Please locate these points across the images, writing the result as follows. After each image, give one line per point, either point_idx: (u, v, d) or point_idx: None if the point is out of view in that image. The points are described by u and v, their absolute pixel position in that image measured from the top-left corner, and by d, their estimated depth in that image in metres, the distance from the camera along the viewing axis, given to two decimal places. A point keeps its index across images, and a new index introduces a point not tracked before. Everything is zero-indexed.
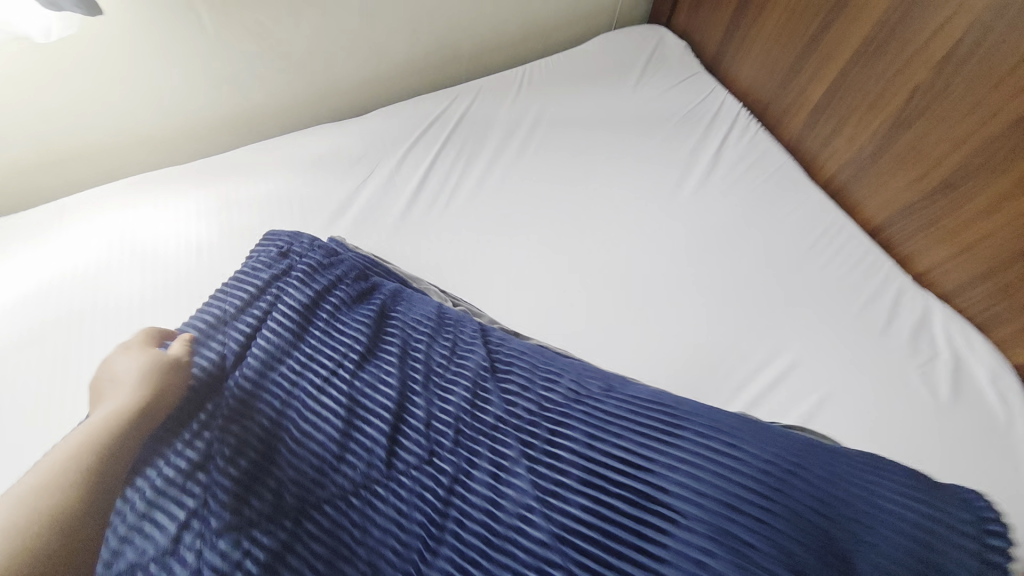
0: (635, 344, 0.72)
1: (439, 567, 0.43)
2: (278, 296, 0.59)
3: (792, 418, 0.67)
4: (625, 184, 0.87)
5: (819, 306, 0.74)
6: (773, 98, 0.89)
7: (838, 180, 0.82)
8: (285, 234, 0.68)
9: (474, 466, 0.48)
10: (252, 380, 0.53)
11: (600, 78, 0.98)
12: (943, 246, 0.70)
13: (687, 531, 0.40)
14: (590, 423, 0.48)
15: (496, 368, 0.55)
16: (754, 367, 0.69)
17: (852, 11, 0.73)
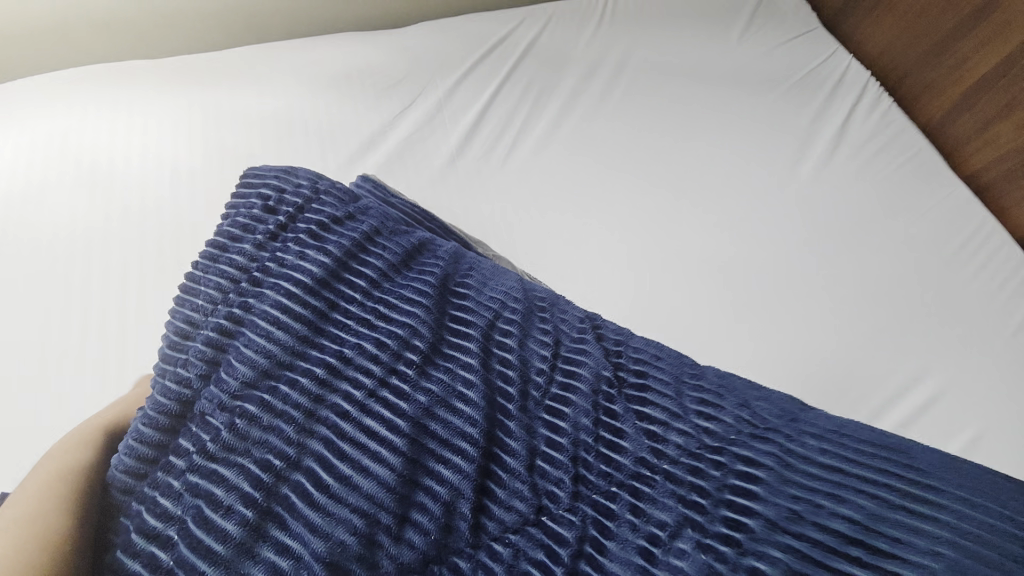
0: (748, 353, 0.55)
1: None
2: (283, 254, 0.38)
3: None
4: (740, 152, 0.68)
5: (969, 321, 0.58)
6: (913, 69, 0.74)
7: (984, 178, 0.67)
8: (279, 169, 0.43)
9: (609, 537, 0.31)
10: (251, 385, 0.33)
11: (705, 18, 0.78)
12: None
13: None
14: (784, 476, 0.31)
15: (622, 383, 0.37)
16: (906, 402, 0.53)
17: None
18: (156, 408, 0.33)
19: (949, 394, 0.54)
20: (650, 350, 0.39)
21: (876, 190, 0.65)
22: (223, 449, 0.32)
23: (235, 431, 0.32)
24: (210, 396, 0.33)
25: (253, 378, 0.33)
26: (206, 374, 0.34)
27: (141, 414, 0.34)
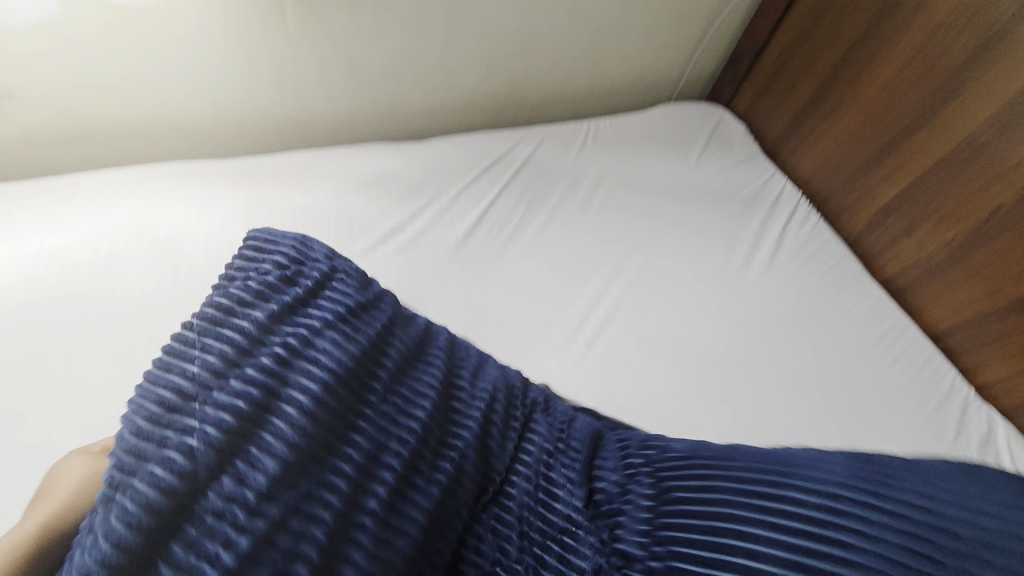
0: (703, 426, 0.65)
1: None
2: (312, 342, 0.41)
3: None
4: (697, 254, 0.82)
5: (889, 402, 0.69)
6: (835, 192, 0.90)
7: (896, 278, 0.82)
8: (291, 241, 0.48)
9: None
10: (282, 484, 0.35)
11: (669, 144, 0.97)
12: (1007, 363, 0.71)
13: None
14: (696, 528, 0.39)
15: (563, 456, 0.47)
16: None
17: (936, 125, 0.76)
18: (148, 482, 0.32)
19: None
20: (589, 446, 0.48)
21: (809, 290, 0.78)
22: (247, 559, 0.32)
23: (262, 535, 0.33)
24: (229, 491, 0.33)
25: (284, 475, 0.35)
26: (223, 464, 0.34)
27: (133, 510, 0.31)
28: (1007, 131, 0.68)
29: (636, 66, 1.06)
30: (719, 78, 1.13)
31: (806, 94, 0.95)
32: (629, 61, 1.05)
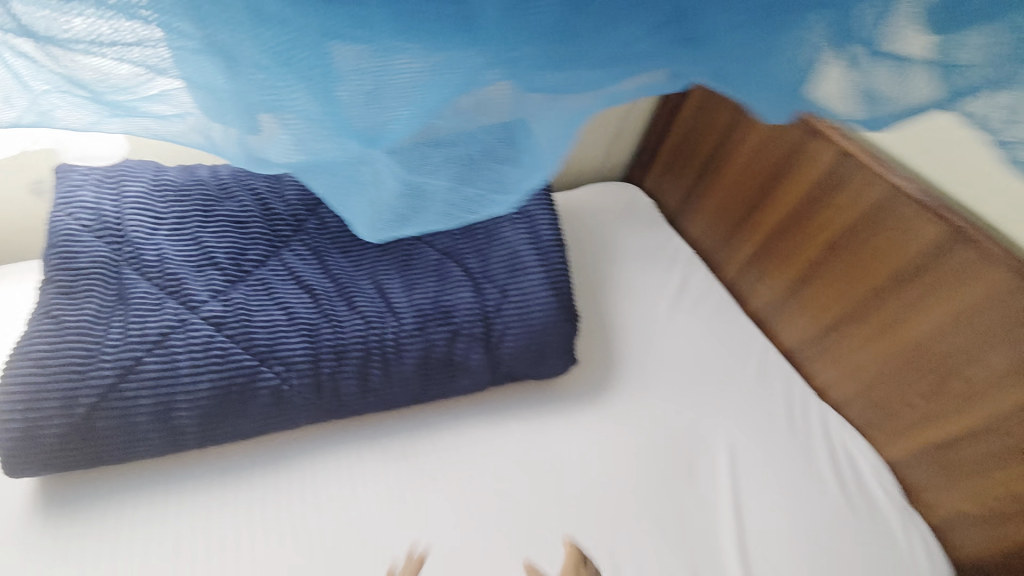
0: (629, 420, 0.95)
1: (329, 360, 0.78)
2: (62, 250, 0.74)
3: (727, 488, 0.89)
4: (620, 303, 1.15)
5: (737, 400, 0.99)
6: (714, 250, 1.22)
7: (716, 258, 1.22)
8: (78, 195, 0.78)
9: (322, 348, 0.78)
10: (73, 324, 0.70)
11: (600, 216, 1.31)
12: (833, 368, 0.98)
13: (427, 267, 0.88)
14: (400, 292, 0.85)
15: (404, 283, 0.86)
16: (715, 444, 0.93)
17: (769, 201, 1.05)
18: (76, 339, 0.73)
19: (739, 444, 0.93)
20: (190, 246, 0.80)
21: (706, 328, 1.10)
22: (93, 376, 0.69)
23: (129, 367, 0.70)
24: (48, 342, 0.68)
25: (97, 323, 0.71)
26: (51, 326, 0.69)
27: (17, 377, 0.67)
28: (815, 200, 0.96)
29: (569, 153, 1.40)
30: (630, 164, 1.46)
31: (691, 177, 1.26)
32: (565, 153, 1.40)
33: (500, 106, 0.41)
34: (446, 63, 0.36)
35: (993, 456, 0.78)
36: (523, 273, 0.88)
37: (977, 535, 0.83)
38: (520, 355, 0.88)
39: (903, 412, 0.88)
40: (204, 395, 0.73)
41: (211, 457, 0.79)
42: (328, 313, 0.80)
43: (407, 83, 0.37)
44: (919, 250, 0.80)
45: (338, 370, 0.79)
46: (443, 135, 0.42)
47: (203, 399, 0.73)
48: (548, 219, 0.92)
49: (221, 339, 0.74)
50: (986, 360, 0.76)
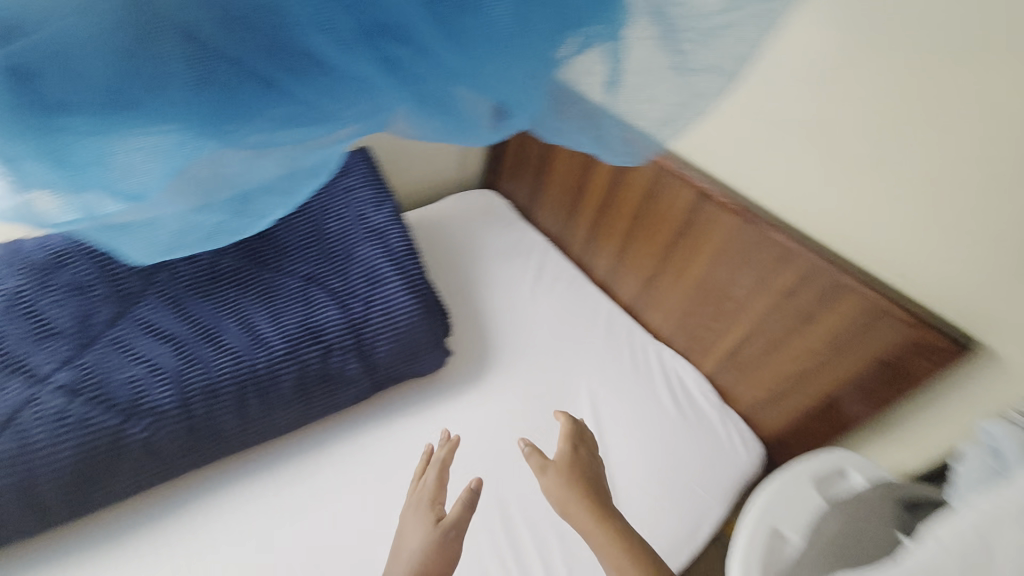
0: (505, 395, 1.11)
1: (202, 402, 0.81)
2: None
3: (590, 427, 1.07)
4: (488, 294, 1.30)
5: (591, 356, 1.19)
6: (562, 234, 1.44)
7: (566, 241, 1.44)
8: None
9: (193, 391, 0.81)
10: None
11: (463, 221, 1.47)
12: (657, 312, 1.22)
13: (291, 295, 0.95)
14: (267, 324, 0.90)
15: (270, 314, 0.92)
16: (577, 397, 1.12)
17: (589, 188, 1.28)
18: None
19: (595, 391, 1.13)
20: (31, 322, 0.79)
21: (562, 302, 1.30)
22: None
23: None
24: None
25: None
26: None
27: None
28: (617, 182, 1.19)
29: (425, 168, 1.53)
30: (484, 170, 1.63)
31: (532, 177, 1.47)
32: (422, 170, 1.53)
33: (286, 150, 0.36)
34: (187, 140, 0.31)
35: (763, 352, 1.00)
36: (382, 283, 0.98)
37: (769, 415, 1.04)
38: (395, 356, 0.98)
39: (705, 336, 1.11)
40: (69, 465, 0.73)
41: (105, 523, 0.81)
42: (193, 357, 0.83)
43: (146, 151, 0.32)
44: (684, 208, 1.04)
45: (213, 409, 0.82)
46: (220, 176, 0.35)
47: (69, 469, 0.73)
48: (398, 233, 1.04)
49: (79, 405, 0.75)
50: (736, 282, 1.00)
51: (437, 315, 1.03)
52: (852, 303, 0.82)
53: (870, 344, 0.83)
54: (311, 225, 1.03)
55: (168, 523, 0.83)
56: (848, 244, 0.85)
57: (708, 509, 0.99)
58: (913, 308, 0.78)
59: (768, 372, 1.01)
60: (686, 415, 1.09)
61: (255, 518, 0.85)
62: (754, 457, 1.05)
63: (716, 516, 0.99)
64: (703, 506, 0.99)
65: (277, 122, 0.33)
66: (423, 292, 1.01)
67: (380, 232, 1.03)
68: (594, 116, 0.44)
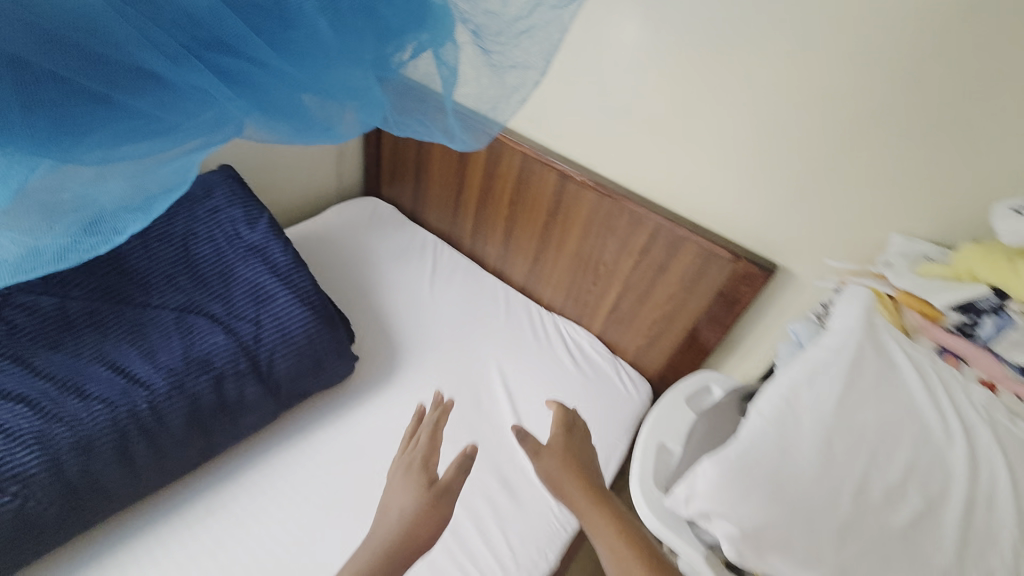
0: (420, 388, 1.15)
1: (73, 458, 0.74)
2: None
3: (503, 400, 1.15)
4: (388, 296, 1.32)
5: (495, 336, 1.28)
6: (451, 230, 1.50)
7: (456, 236, 1.50)
8: None
9: (60, 448, 0.73)
10: None
11: (350, 230, 1.46)
12: (547, 287, 1.34)
13: (167, 328, 0.89)
14: (142, 362, 0.84)
15: (143, 352, 0.85)
16: (487, 375, 1.20)
17: (467, 182, 1.36)
18: None
19: (504, 367, 1.22)
20: None
21: (460, 293, 1.36)
22: None
23: None
24: None
25: None
26: None
27: None
28: (491, 174, 1.28)
29: (300, 183, 1.50)
30: (364, 179, 1.64)
31: (412, 179, 1.51)
32: (297, 184, 1.49)
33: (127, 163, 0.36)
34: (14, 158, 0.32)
35: (635, 303, 1.17)
36: (270, 299, 0.96)
37: (650, 357, 1.21)
38: (297, 372, 0.96)
39: (590, 300, 1.26)
40: None
41: None
42: (55, 412, 0.75)
43: None
44: (553, 190, 1.17)
45: (90, 462, 0.75)
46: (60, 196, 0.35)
47: None
48: (280, 246, 1.02)
49: None
50: (605, 248, 1.15)
51: (335, 322, 1.03)
52: (690, 249, 1.01)
53: (708, 280, 1.02)
54: (176, 252, 0.97)
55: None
56: (681, 202, 1.03)
57: (614, 446, 1.13)
58: (732, 246, 0.97)
59: (642, 320, 1.18)
60: (584, 371, 1.22)
61: (172, 563, 0.81)
62: (644, 395, 1.22)
63: (621, 451, 1.14)
64: (611, 444, 1.13)
65: (113, 136, 0.34)
66: (316, 302, 1.00)
67: (259, 248, 1.00)
68: (439, 115, 0.50)
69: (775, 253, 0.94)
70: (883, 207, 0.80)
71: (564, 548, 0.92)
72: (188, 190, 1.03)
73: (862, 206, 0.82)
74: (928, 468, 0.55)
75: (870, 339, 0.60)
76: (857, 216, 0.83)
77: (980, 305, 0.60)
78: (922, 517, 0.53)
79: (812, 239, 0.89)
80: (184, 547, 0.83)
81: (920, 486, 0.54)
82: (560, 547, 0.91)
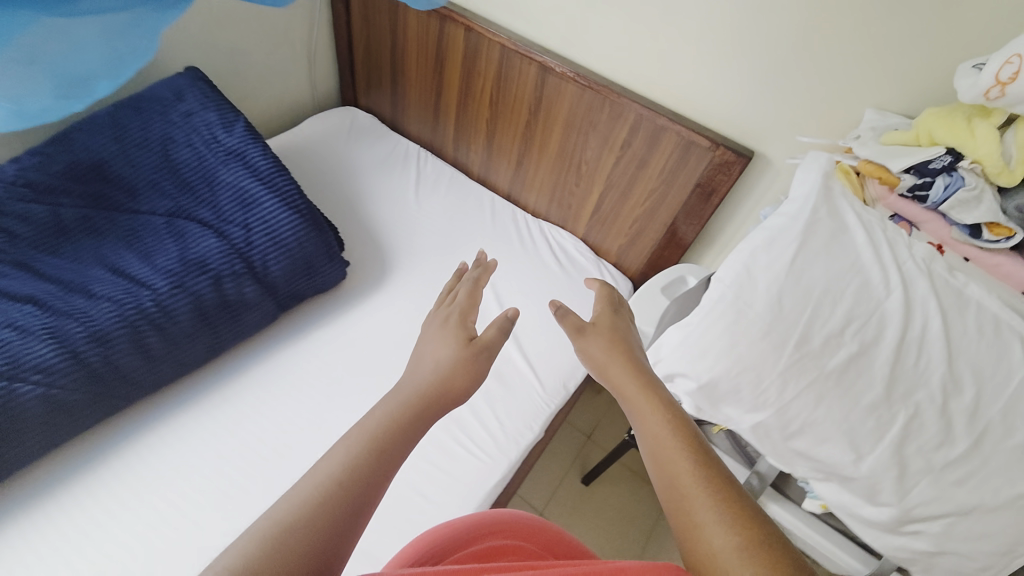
0: (412, 293, 1.21)
1: (93, 351, 0.79)
2: None
3: (490, 299, 1.21)
4: (374, 206, 1.34)
5: (482, 243, 1.32)
6: (433, 139, 1.48)
7: (438, 145, 1.49)
8: None
9: (79, 343, 0.78)
10: None
11: (331, 142, 1.45)
12: (531, 192, 1.35)
13: (160, 233, 0.91)
14: (142, 265, 0.87)
15: (142, 256, 0.88)
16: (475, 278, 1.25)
17: (446, 84, 1.32)
18: None
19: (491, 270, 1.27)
20: None
21: (446, 201, 1.39)
22: None
23: None
24: None
25: None
26: None
27: None
28: (470, 73, 1.24)
29: (276, 94, 1.45)
30: (340, 88, 1.59)
31: (389, 85, 1.46)
32: (272, 95, 1.45)
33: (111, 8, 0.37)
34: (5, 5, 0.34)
35: (617, 202, 1.19)
36: (256, 203, 0.97)
37: (632, 255, 1.26)
38: (292, 274, 1.00)
39: (573, 202, 1.28)
40: None
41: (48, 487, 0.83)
42: (67, 311, 0.80)
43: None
44: (534, 85, 1.14)
45: (108, 355, 0.81)
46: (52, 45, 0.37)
47: None
48: (259, 150, 1.01)
49: None
50: (586, 145, 1.15)
51: (322, 225, 1.05)
52: (670, 141, 1.01)
53: (687, 172, 1.03)
54: (157, 159, 0.97)
55: (110, 467, 0.87)
56: (662, 91, 1.01)
57: None
58: (710, 134, 0.97)
59: (624, 219, 1.20)
60: (569, 273, 1.28)
61: (202, 441, 0.93)
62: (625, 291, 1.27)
63: None
64: None
65: None
66: (302, 206, 1.01)
67: (237, 152, 1.00)
68: None
69: (752, 139, 0.95)
70: (859, 81, 0.79)
71: (547, 422, 1.02)
72: (158, 94, 1.01)
73: (838, 82, 0.81)
74: (868, 316, 0.59)
75: (826, 201, 0.63)
76: (834, 93, 0.82)
77: (933, 166, 0.62)
78: (855, 357, 0.59)
79: (789, 122, 0.89)
80: (209, 427, 0.95)
81: (858, 333, 0.59)
82: (545, 420, 1.01)
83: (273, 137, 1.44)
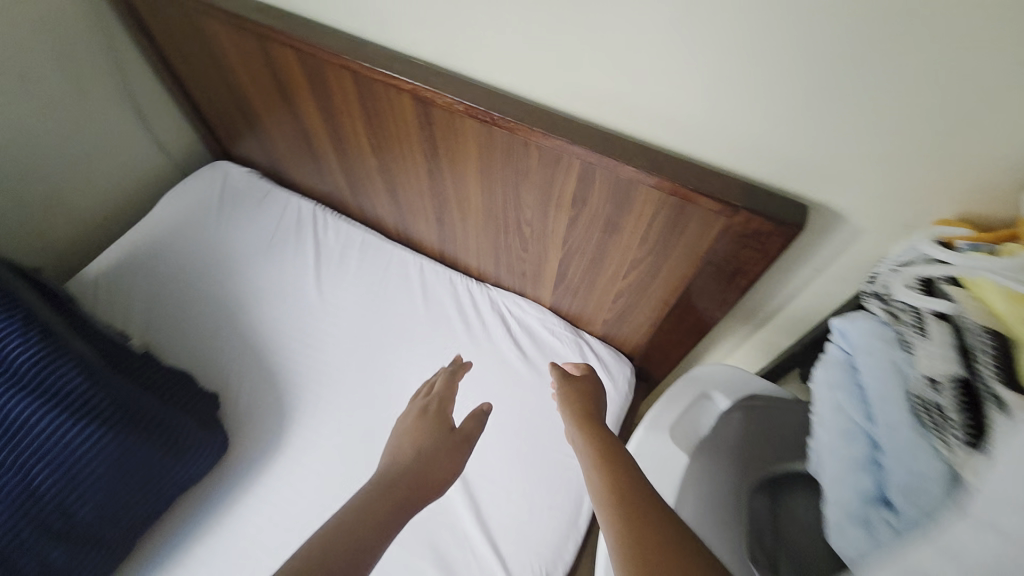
0: (328, 447, 0.86)
1: None
2: None
3: None
4: (266, 315, 0.99)
5: (417, 339, 0.96)
6: (330, 192, 1.09)
7: (338, 198, 1.10)
8: None
9: None
10: None
11: (202, 220, 1.11)
12: (469, 256, 0.96)
13: None
14: None
15: None
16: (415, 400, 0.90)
17: (312, 128, 0.90)
18: None
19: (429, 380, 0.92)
20: None
21: (361, 282, 1.02)
22: None
23: None
24: None
25: None
26: None
27: None
28: (331, 112, 0.81)
29: (113, 168, 1.08)
30: (200, 138, 1.19)
31: (251, 131, 1.05)
32: (110, 169, 1.07)
33: None
34: None
35: (586, 271, 0.78)
36: (28, 426, 0.67)
37: (623, 332, 0.86)
38: (113, 505, 0.71)
39: (526, 268, 0.87)
40: None
41: None
42: None
43: None
44: (416, 123, 0.71)
45: None
46: None
47: None
48: (20, 338, 0.71)
49: None
50: (520, 203, 0.73)
51: (147, 410, 0.75)
52: (648, 199, 0.58)
53: (684, 240, 0.60)
54: None
55: None
56: (621, 111, 0.56)
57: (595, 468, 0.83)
58: (721, 183, 0.53)
59: (599, 290, 0.80)
60: (537, 369, 0.90)
61: None
62: (624, 384, 0.88)
63: None
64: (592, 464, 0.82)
65: None
66: (93, 411, 0.71)
67: None
68: None
69: (795, 180, 0.51)
70: None
71: None
72: None
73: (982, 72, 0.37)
74: None
75: None
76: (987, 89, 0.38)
77: None
78: None
79: (877, 148, 0.45)
80: None
81: None
82: None
83: (126, 235, 1.10)
